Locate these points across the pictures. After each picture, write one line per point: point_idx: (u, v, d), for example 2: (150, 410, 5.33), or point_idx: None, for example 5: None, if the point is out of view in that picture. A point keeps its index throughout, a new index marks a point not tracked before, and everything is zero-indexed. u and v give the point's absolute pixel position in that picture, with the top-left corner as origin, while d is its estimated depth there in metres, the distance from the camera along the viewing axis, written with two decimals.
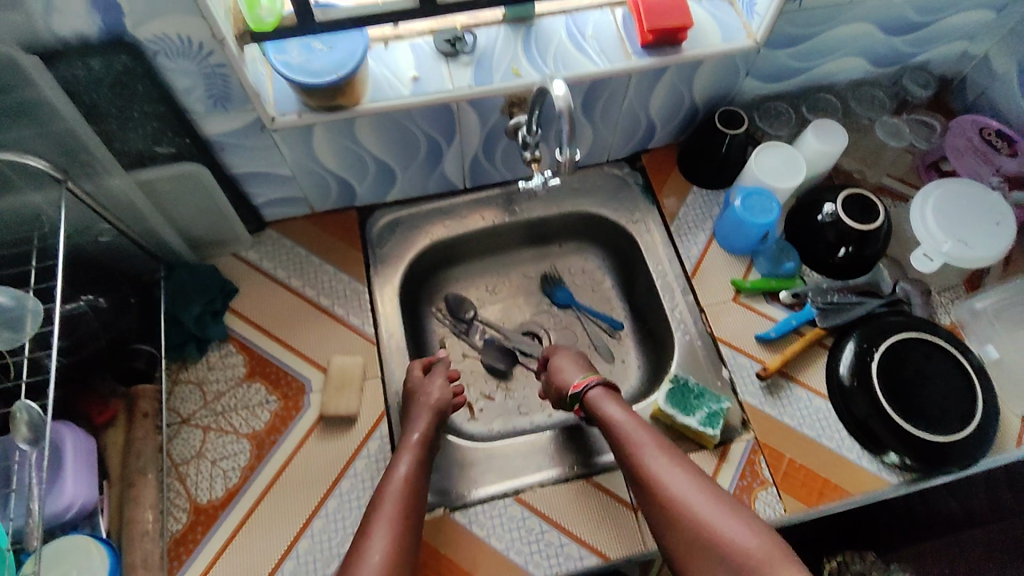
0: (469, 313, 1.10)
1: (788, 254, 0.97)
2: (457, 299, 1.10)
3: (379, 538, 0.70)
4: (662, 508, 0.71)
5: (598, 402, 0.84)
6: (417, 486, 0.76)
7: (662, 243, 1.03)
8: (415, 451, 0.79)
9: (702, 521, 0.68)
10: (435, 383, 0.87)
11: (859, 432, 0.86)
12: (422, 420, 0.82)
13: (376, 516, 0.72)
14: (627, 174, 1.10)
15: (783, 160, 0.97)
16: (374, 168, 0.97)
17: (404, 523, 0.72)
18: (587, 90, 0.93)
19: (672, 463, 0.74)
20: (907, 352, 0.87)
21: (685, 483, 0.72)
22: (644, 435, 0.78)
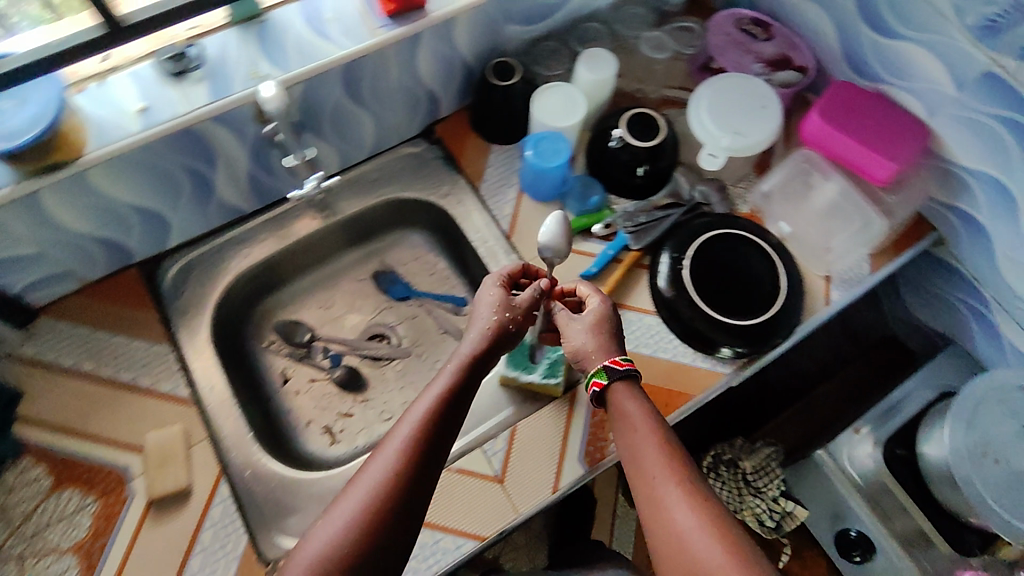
0: (306, 336, 1.03)
1: (592, 189, 1.00)
2: (287, 326, 1.03)
3: (378, 462, 0.63)
4: (665, 541, 0.62)
5: (626, 397, 0.73)
6: (445, 410, 0.68)
7: (477, 209, 1.00)
8: (459, 372, 0.72)
9: (695, 555, 0.60)
10: (485, 293, 0.80)
11: (689, 337, 0.89)
12: (476, 334, 0.75)
13: (387, 440, 0.66)
14: (425, 149, 1.05)
15: (563, 98, 0.96)
16: (138, 218, 0.87)
17: (424, 446, 0.64)
18: (346, 76, 0.85)
19: (692, 493, 0.64)
20: (712, 251, 0.92)
21: (694, 520, 0.62)
22: (660, 454, 0.68)
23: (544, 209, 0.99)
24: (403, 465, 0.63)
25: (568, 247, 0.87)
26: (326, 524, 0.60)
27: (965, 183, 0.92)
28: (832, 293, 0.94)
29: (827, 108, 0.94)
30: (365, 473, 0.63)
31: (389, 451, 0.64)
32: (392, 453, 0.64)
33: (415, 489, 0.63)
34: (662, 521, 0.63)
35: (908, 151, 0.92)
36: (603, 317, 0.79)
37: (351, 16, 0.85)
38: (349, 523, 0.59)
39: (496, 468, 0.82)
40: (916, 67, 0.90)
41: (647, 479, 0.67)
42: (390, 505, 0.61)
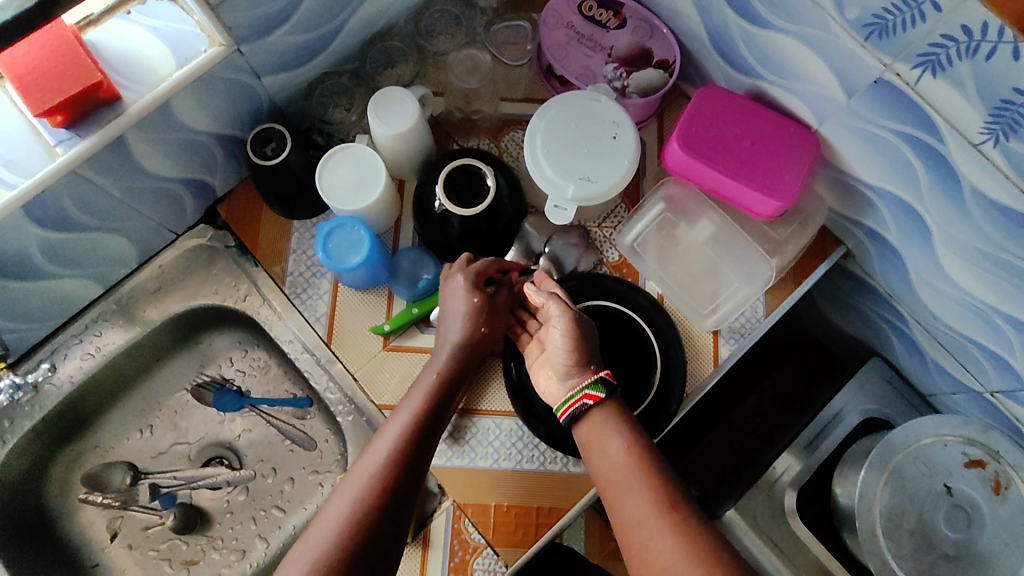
0: (128, 477, 0.87)
1: (424, 266, 0.81)
2: (99, 471, 0.87)
3: (341, 500, 0.62)
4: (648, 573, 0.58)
5: (605, 416, 0.67)
6: (409, 441, 0.66)
7: (286, 309, 0.82)
8: (426, 394, 0.70)
9: None
10: (455, 296, 0.74)
11: (554, 440, 0.75)
12: (445, 342, 0.73)
13: (352, 476, 0.64)
14: (213, 238, 0.84)
15: (357, 167, 0.75)
16: None
17: (391, 474, 0.63)
18: (38, 212, 0.65)
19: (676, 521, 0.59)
20: None
21: (676, 550, 0.57)
22: (642, 482, 0.62)
23: (368, 298, 0.81)
24: (366, 498, 0.61)
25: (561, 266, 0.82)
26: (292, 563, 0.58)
27: (868, 202, 0.73)
28: (721, 350, 0.78)
29: (687, 133, 0.74)
30: (329, 510, 0.61)
31: (355, 486, 0.62)
32: (355, 490, 0.62)
33: (381, 520, 0.61)
34: (644, 554, 0.59)
35: (791, 178, 0.72)
36: (580, 321, 0.71)
37: (18, 131, 0.64)
38: (314, 563, 0.58)
39: None
40: (792, 66, 0.68)
41: (626, 507, 0.61)
42: (356, 536, 0.59)
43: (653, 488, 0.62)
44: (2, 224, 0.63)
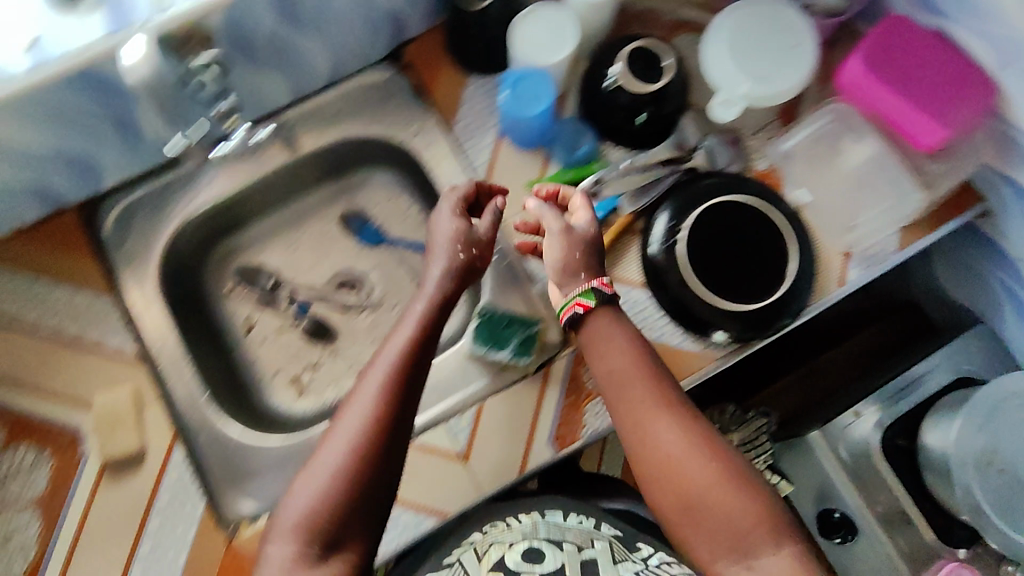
0: (270, 279, 0.96)
1: (582, 136, 0.87)
2: (248, 269, 0.96)
3: (355, 409, 0.62)
4: (652, 466, 0.63)
5: (609, 325, 0.68)
6: (405, 360, 0.63)
7: (449, 154, 0.89)
8: (433, 307, 0.67)
9: (693, 482, 0.61)
10: (444, 223, 0.72)
11: (677, 316, 0.81)
12: (438, 264, 0.69)
13: (355, 387, 0.64)
14: (393, 77, 0.91)
15: (550, 28, 0.79)
16: (58, 163, 0.76)
17: (389, 392, 0.62)
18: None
19: (685, 419, 0.63)
20: (716, 220, 0.80)
21: (679, 443, 0.62)
22: (644, 387, 0.66)
23: (527, 157, 0.87)
24: (378, 410, 0.61)
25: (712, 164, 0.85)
26: (317, 467, 0.60)
27: None
28: (849, 272, 0.83)
29: (874, 55, 0.79)
30: (338, 423, 0.62)
31: (366, 394, 0.62)
32: (371, 397, 0.62)
33: (395, 433, 0.61)
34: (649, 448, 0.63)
35: (965, 113, 0.76)
36: (571, 230, 0.70)
37: None
38: (342, 468, 0.59)
39: (461, 445, 0.80)
40: None
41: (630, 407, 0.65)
42: (365, 450, 0.60)
43: (653, 393, 0.65)
44: None
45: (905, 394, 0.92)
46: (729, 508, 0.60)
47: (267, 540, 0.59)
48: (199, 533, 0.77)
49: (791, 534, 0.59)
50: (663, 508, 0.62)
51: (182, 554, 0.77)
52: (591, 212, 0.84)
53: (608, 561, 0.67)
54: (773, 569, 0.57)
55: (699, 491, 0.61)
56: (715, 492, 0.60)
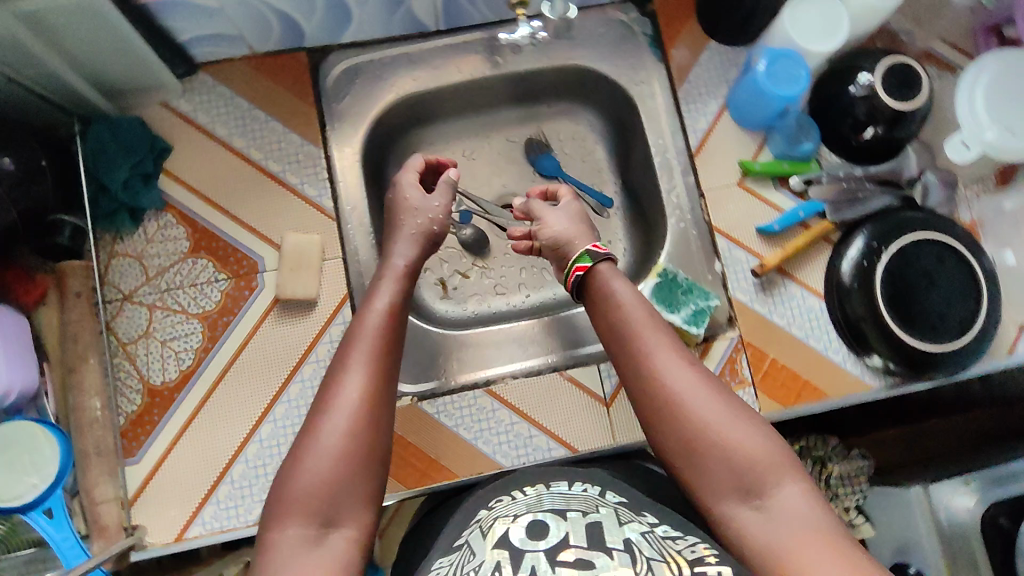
0: None
1: (806, 133, 0.85)
2: None
3: (358, 366, 0.61)
4: (657, 407, 0.59)
5: (608, 272, 0.69)
6: (395, 321, 0.66)
7: (667, 111, 0.89)
8: (398, 284, 0.70)
9: (706, 423, 0.56)
10: (436, 199, 0.77)
11: (848, 335, 0.82)
12: (405, 246, 0.73)
13: (353, 344, 0.63)
14: (633, 21, 0.91)
15: (824, 17, 0.80)
16: (322, 2, 0.77)
17: (384, 359, 0.63)
18: None
19: (671, 361, 0.60)
20: (918, 255, 0.81)
21: (693, 380, 0.59)
22: (648, 326, 0.63)
23: (742, 136, 0.86)
24: (382, 366, 0.62)
25: (924, 201, 0.84)
26: (328, 428, 0.57)
27: None
28: (1019, 345, 0.83)
29: None
30: (347, 380, 0.60)
31: (362, 355, 0.61)
32: (368, 359, 0.61)
33: (389, 392, 0.61)
34: (653, 383, 0.59)
35: None
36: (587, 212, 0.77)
37: None
38: (345, 432, 0.57)
39: (607, 391, 0.81)
40: None
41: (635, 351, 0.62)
42: (377, 406, 0.59)
43: (659, 331, 0.62)
44: None
45: (1005, 483, 0.91)
46: (729, 438, 0.56)
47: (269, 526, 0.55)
48: None
49: (801, 471, 0.55)
50: (669, 450, 0.58)
51: None
52: (795, 208, 0.84)
53: (614, 524, 0.53)
54: (789, 505, 0.53)
55: (702, 427, 0.56)
56: (718, 426, 0.56)
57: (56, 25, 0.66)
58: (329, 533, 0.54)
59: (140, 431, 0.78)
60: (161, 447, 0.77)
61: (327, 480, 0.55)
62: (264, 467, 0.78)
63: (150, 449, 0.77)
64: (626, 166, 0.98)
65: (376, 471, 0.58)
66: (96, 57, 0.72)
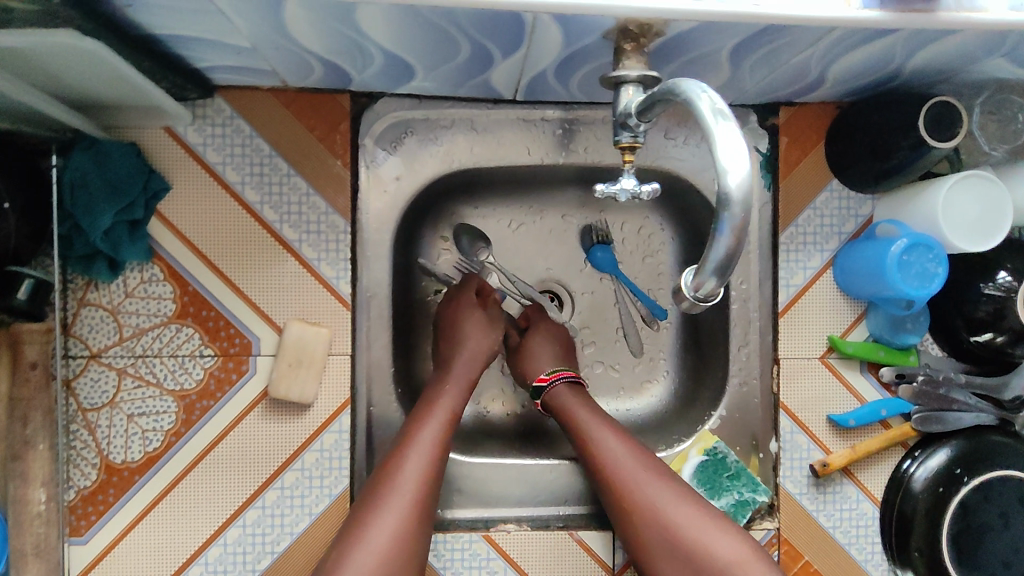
0: (482, 257, 0.83)
1: (914, 322, 0.72)
2: (470, 234, 0.82)
3: (394, 504, 0.61)
4: (632, 516, 0.64)
5: (567, 394, 0.74)
6: (442, 453, 0.66)
7: (759, 251, 0.75)
8: (448, 412, 0.69)
9: (681, 532, 0.61)
10: (471, 338, 0.77)
11: (893, 553, 0.73)
12: (456, 386, 0.72)
13: (394, 470, 0.63)
14: (748, 132, 0.75)
15: (983, 208, 0.65)
16: (383, 60, 0.61)
17: (421, 494, 0.63)
18: (754, 33, 0.54)
19: (644, 473, 0.65)
20: (999, 493, 0.70)
21: (667, 491, 0.64)
22: (617, 440, 0.68)
23: (840, 305, 0.73)
24: (419, 507, 0.62)
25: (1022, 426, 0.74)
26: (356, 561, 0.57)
27: None
28: None
29: None
30: (380, 514, 0.60)
31: (402, 485, 0.62)
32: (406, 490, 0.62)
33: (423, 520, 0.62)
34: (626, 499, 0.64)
35: None
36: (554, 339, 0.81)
37: None
38: (377, 566, 0.58)
39: (616, 561, 0.72)
40: None
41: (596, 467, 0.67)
42: (408, 543, 0.60)
43: (626, 442, 0.68)
44: (730, 25, 0.52)
45: None
46: (710, 545, 0.60)
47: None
48: (329, 510, 0.70)
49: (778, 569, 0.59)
50: (658, 560, 0.62)
51: (301, 523, 0.70)
52: (877, 404, 0.72)
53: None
54: None
55: (683, 536, 0.61)
56: (696, 533, 0.61)
57: (36, 59, 0.50)
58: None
59: (91, 511, 0.68)
60: (112, 533, 0.68)
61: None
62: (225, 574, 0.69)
63: (99, 531, 0.68)
64: None
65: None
66: (87, 84, 0.57)
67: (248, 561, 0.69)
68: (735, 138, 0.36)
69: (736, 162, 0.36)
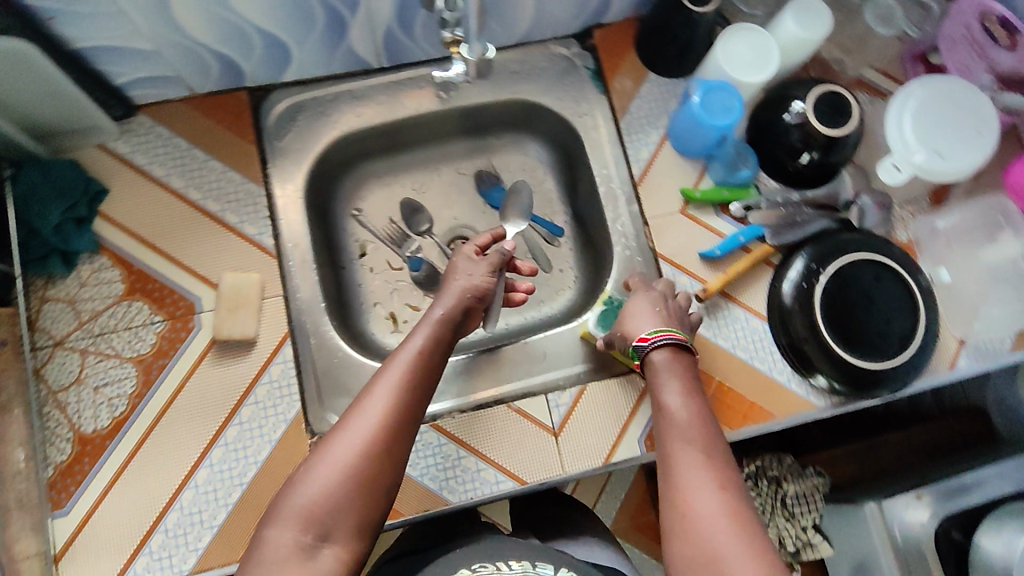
0: (423, 227, 0.97)
1: (744, 160, 0.87)
2: (411, 208, 0.96)
3: (380, 394, 0.61)
4: (672, 520, 0.57)
5: (664, 378, 0.69)
6: (416, 385, 0.63)
7: (609, 141, 0.89)
8: (436, 328, 0.69)
9: (711, 547, 0.54)
10: (477, 275, 0.75)
11: (791, 355, 0.83)
12: (450, 299, 0.72)
13: (384, 373, 0.64)
14: (575, 55, 0.91)
15: (754, 49, 0.81)
16: (261, 43, 0.77)
17: (409, 390, 0.62)
18: None
19: (705, 477, 0.58)
20: (855, 276, 0.82)
21: (719, 507, 0.56)
22: (694, 435, 0.63)
23: (683, 164, 0.88)
24: (380, 449, 0.59)
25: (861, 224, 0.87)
26: (339, 447, 0.58)
27: None
28: (960, 359, 0.84)
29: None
30: (371, 401, 0.61)
31: (389, 381, 0.62)
32: (392, 385, 0.62)
33: (407, 423, 0.61)
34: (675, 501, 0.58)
35: None
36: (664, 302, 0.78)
37: None
38: (357, 452, 0.58)
39: (555, 421, 0.81)
40: None
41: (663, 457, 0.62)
42: (397, 432, 0.60)
43: (703, 454, 0.61)
44: None
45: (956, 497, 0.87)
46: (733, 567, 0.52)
47: (266, 524, 0.57)
48: (287, 434, 0.78)
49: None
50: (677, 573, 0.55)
51: (263, 450, 0.77)
52: (734, 234, 0.85)
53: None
54: None
55: (715, 559, 0.53)
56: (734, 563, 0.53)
57: None
58: (323, 548, 0.55)
59: (70, 483, 0.74)
60: (91, 498, 0.74)
61: (325, 497, 0.56)
62: (200, 513, 0.75)
63: (79, 500, 0.74)
64: (576, 196, 0.96)
65: (373, 496, 0.58)
66: (26, 104, 0.71)
67: (221, 495, 0.75)
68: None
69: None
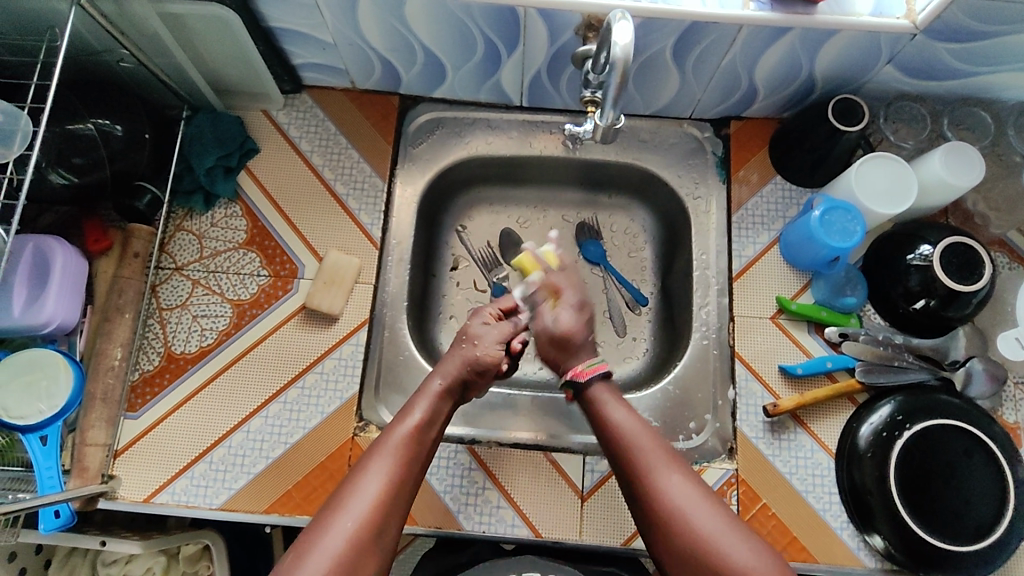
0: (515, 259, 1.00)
1: (852, 286, 0.84)
2: (510, 239, 1.00)
3: (375, 475, 0.65)
4: (665, 514, 0.65)
5: (605, 394, 0.74)
6: (405, 474, 0.66)
7: (717, 230, 0.89)
8: (434, 402, 0.72)
9: (704, 535, 0.63)
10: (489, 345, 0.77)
11: (850, 501, 0.78)
12: (451, 365, 0.75)
13: (380, 451, 0.67)
14: (707, 139, 0.93)
15: (890, 180, 0.79)
16: (423, 58, 0.84)
17: (401, 469, 0.66)
18: (684, 33, 0.74)
19: (676, 470, 0.67)
20: (943, 441, 0.76)
21: (696, 495, 0.65)
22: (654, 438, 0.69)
23: (786, 273, 0.86)
24: (371, 530, 0.62)
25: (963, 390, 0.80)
26: (333, 538, 0.60)
27: None
28: None
29: None
30: (365, 481, 0.64)
31: (383, 465, 0.65)
32: (386, 467, 0.65)
33: (398, 502, 0.65)
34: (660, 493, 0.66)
35: None
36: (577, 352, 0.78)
37: None
38: (347, 540, 0.60)
39: (585, 485, 0.80)
40: None
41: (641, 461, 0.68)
42: (389, 518, 0.63)
43: (682, 468, 0.67)
44: (663, 23, 0.72)
45: None
46: (729, 553, 0.61)
47: None
48: (338, 411, 0.82)
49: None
50: (669, 552, 0.65)
51: (314, 419, 0.82)
52: (823, 357, 0.82)
53: None
54: None
55: (705, 538, 0.63)
56: (718, 538, 0.62)
57: (191, 27, 0.76)
58: None
59: (147, 391, 0.82)
60: (159, 411, 0.82)
61: None
62: (243, 458, 0.80)
63: (147, 410, 0.82)
64: (669, 272, 0.96)
65: None
66: (220, 62, 0.83)
67: (265, 447, 0.81)
68: (624, 25, 0.56)
69: (624, 36, 0.56)
